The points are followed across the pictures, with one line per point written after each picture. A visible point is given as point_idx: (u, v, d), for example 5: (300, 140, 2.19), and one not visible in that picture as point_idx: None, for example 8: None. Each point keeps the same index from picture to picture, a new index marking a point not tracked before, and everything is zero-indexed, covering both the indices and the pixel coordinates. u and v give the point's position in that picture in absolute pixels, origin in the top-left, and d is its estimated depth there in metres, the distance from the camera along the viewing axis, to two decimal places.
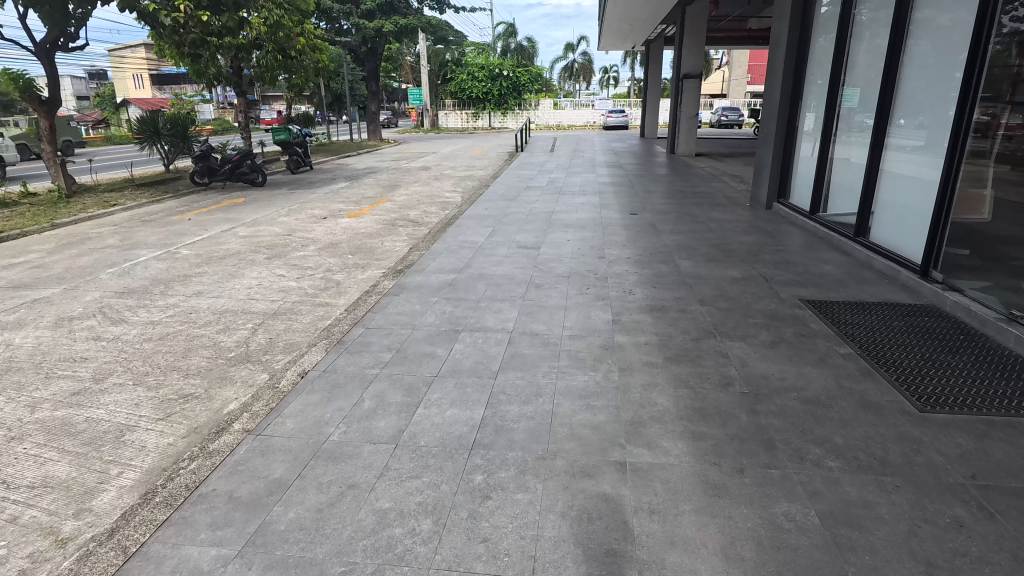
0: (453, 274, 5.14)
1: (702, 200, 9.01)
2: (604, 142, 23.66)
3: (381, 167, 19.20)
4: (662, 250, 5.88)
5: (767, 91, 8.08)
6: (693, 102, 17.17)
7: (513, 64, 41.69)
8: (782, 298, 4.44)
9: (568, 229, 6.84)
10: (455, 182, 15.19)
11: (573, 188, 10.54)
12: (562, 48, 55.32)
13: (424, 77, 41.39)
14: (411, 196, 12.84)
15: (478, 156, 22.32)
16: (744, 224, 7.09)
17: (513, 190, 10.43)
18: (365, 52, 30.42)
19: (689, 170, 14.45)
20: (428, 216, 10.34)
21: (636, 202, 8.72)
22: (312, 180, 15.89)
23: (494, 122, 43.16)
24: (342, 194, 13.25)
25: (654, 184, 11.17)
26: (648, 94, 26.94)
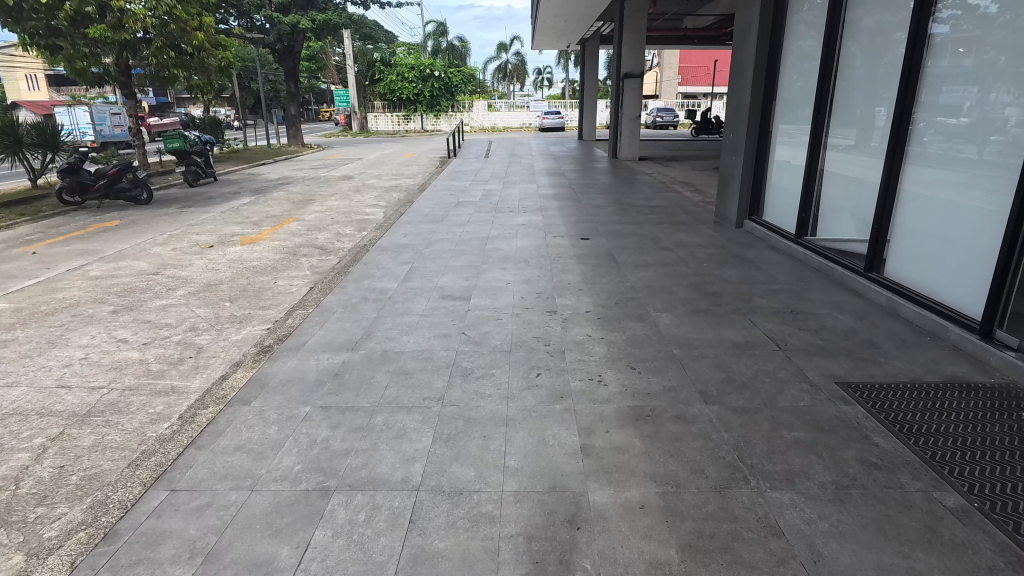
0: (342, 351, 3.58)
1: (659, 216, 7.77)
2: (541, 146, 22.47)
3: (297, 177, 17.15)
4: (629, 296, 4.52)
5: (734, 89, 6.92)
6: (635, 104, 16.10)
7: (445, 64, 40.05)
8: (811, 380, 3.13)
9: (505, 266, 5.39)
10: (379, 195, 13.49)
11: (511, 203, 9.11)
12: (495, 49, 54.04)
13: (350, 77, 39.11)
14: (323, 214, 11.04)
15: (408, 163, 20.55)
16: (717, 252, 5.85)
17: (441, 206, 8.91)
18: (282, 51, 28.02)
19: (634, 177, 13.32)
20: (340, 241, 8.66)
21: (584, 223, 7.37)
22: (212, 195, 13.77)
23: (427, 124, 41.33)
24: (242, 213, 11.31)
25: (601, 197, 9.89)
26: (585, 96, 25.95)
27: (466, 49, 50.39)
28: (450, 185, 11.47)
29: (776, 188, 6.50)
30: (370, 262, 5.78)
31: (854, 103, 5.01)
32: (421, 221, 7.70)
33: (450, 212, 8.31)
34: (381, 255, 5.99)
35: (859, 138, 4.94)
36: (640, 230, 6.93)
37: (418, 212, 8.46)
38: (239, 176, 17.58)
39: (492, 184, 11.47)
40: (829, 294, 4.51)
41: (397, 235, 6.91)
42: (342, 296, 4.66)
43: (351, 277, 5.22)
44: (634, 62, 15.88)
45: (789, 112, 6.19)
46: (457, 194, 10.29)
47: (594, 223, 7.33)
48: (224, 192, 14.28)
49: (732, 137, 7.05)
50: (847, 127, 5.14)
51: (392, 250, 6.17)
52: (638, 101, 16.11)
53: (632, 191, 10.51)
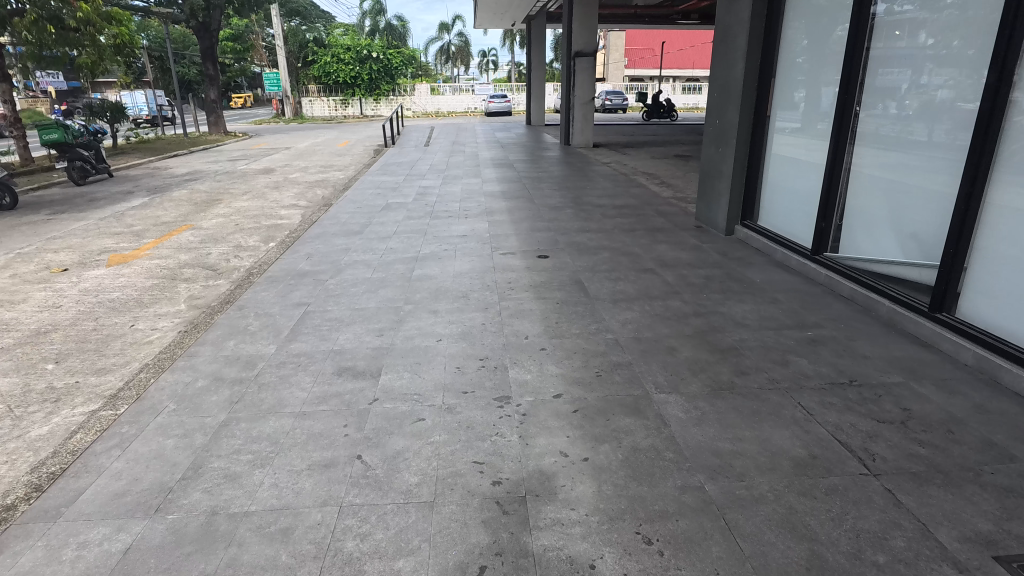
0: (134, 522, 2.02)
1: (630, 220, 6.40)
2: (487, 132, 20.85)
3: (208, 172, 14.98)
4: (613, 360, 3.11)
5: (722, 65, 5.60)
6: (587, 86, 14.72)
7: (383, 45, 37.66)
8: (952, 554, 1.82)
9: (438, 305, 3.91)
10: (299, 193, 11.64)
11: (450, 204, 7.56)
12: (436, 30, 51.60)
13: (280, 59, 36.19)
14: (226, 219, 9.19)
15: (340, 152, 18.58)
16: (715, 275, 4.52)
17: (365, 210, 7.28)
18: (197, 29, 25.17)
19: (590, 166, 11.94)
20: (237, 259, 6.93)
21: (540, 231, 5.94)
22: (97, 196, 11.58)
23: (366, 109, 38.88)
24: (124, 219, 9.29)
25: (556, 192, 8.46)
26: (531, 78, 24.42)
27: (406, 30, 47.82)
28: (382, 180, 9.81)
29: (774, 187, 5.26)
30: (252, 302, 4.17)
31: (903, 80, 3.75)
32: (335, 233, 6.08)
33: (375, 219, 6.71)
34: (270, 290, 4.37)
35: (912, 128, 3.68)
36: (610, 241, 5.55)
37: (334, 218, 6.82)
38: (141, 170, 15.26)
39: (431, 178, 9.87)
40: (889, 349, 3.23)
41: (298, 255, 5.27)
42: (185, 376, 3.07)
43: (213, 334, 3.60)
44: (585, 39, 14.45)
45: (792, 93, 4.94)
46: (386, 191, 8.66)
47: (553, 232, 5.90)
48: (114, 191, 12.10)
49: (716, 124, 5.76)
50: (889, 113, 3.88)
51: (285, 282, 4.56)
52: (589, 83, 14.74)
53: (590, 184, 9.16)
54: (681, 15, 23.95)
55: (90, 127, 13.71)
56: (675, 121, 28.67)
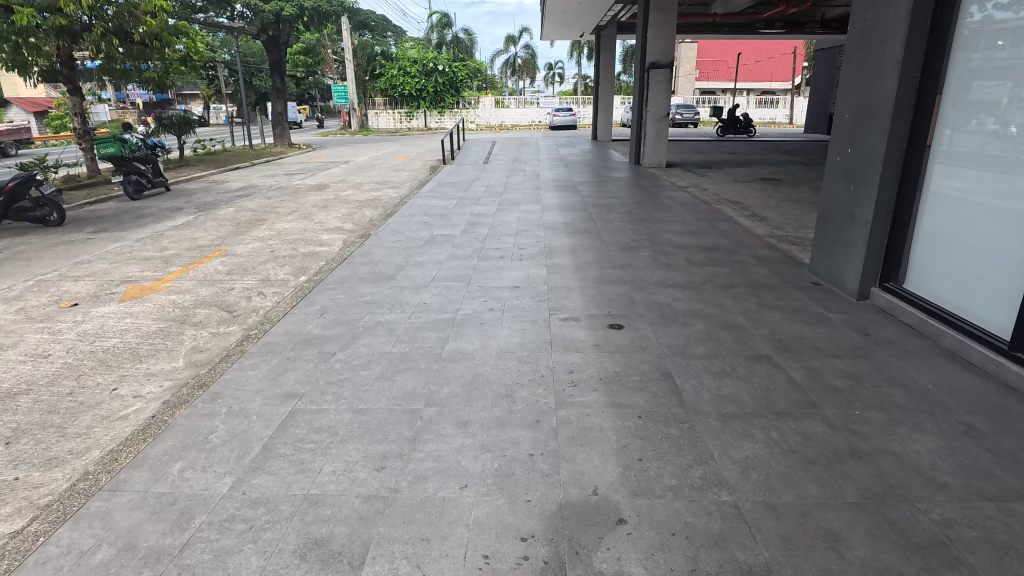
0: None
1: (724, 270, 5.11)
2: (550, 148, 19.77)
3: (262, 187, 14.58)
4: (736, 559, 1.91)
5: (861, 79, 4.28)
6: (662, 100, 13.40)
7: (448, 58, 37.35)
8: None
9: (470, 413, 2.79)
10: (347, 214, 10.90)
11: (503, 238, 6.47)
12: (502, 42, 51.13)
13: (349, 72, 36.53)
14: (262, 245, 8.48)
15: (398, 167, 17.95)
16: (863, 375, 3.19)
17: (405, 243, 6.30)
18: (266, 42, 25.40)
19: (663, 189, 10.62)
20: (258, 299, 6.08)
21: (612, 284, 4.75)
22: (144, 212, 11.25)
23: (431, 122, 38.72)
24: (161, 241, 8.72)
25: (628, 223, 7.22)
26: (600, 91, 23.20)
27: (473, 43, 47.56)
28: (432, 204, 8.88)
29: (931, 238, 3.96)
30: (232, 387, 3.20)
31: None
32: (363, 277, 5.10)
33: (413, 257, 5.70)
34: (262, 368, 3.40)
35: None
36: (704, 303, 4.29)
37: (368, 255, 5.85)
38: (198, 184, 15.05)
39: (485, 203, 8.85)
40: None
41: (311, 311, 4.30)
42: (86, 540, 2.08)
43: (158, 448, 2.62)
44: (661, 48, 13.09)
45: (963, 117, 3.69)
46: (434, 219, 7.67)
47: (627, 286, 4.70)
48: (163, 207, 11.75)
49: (843, 157, 4.53)
50: None
51: (283, 354, 3.57)
52: (665, 96, 13.38)
53: (667, 214, 7.88)
54: (764, 23, 22.13)
55: (147, 141, 13.58)
56: (753, 136, 26.71)
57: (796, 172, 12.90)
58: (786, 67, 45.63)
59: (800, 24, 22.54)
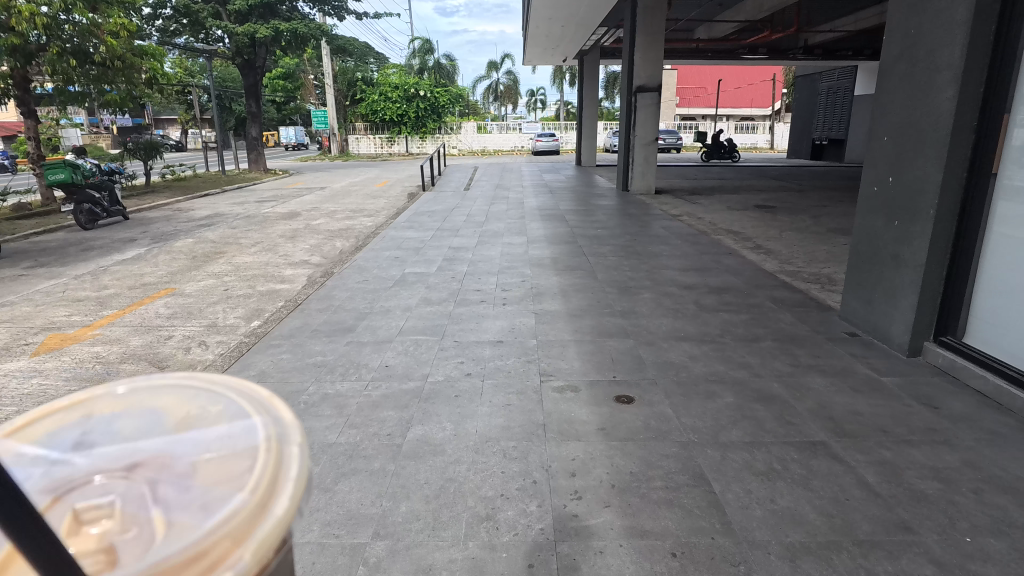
0: None
1: (741, 318, 4.38)
2: (534, 174, 19.20)
3: (229, 215, 13.72)
4: None
5: (907, 95, 3.61)
6: (650, 125, 12.87)
7: (430, 83, 36.96)
8: None
9: (433, 553, 1.98)
10: (316, 245, 10.06)
11: (484, 277, 5.69)
12: (485, 68, 51.12)
13: (329, 97, 35.98)
14: (216, 282, 7.61)
15: (375, 195, 17.18)
16: (954, 474, 2.43)
17: (371, 284, 5.49)
18: (241, 66, 24.69)
19: (656, 217, 9.97)
20: (197, 351, 5.20)
21: (613, 338, 3.97)
22: (93, 243, 10.31)
23: (412, 147, 38.19)
24: (102, 279, 7.79)
25: (623, 257, 6.50)
26: (584, 116, 22.79)
27: (455, 68, 47.44)
28: (407, 236, 8.08)
29: (1000, 285, 3.27)
30: None
31: None
32: (316, 330, 4.27)
33: (378, 303, 4.90)
34: None
35: None
36: (727, 364, 3.53)
37: (326, 299, 5.03)
38: (160, 212, 14.12)
39: (465, 235, 8.10)
40: None
41: (244, 379, 3.46)
42: None
43: None
44: (649, 71, 12.57)
45: None
46: (407, 254, 6.88)
47: (632, 340, 3.93)
48: (116, 238, 10.79)
49: (878, 190, 3.91)
50: None
51: None
52: (653, 120, 12.84)
53: (664, 246, 7.18)
54: (747, 48, 21.99)
55: (99, 166, 12.59)
56: (737, 162, 26.50)
57: (791, 199, 12.38)
58: (766, 94, 46.10)
59: (783, 50, 22.44)
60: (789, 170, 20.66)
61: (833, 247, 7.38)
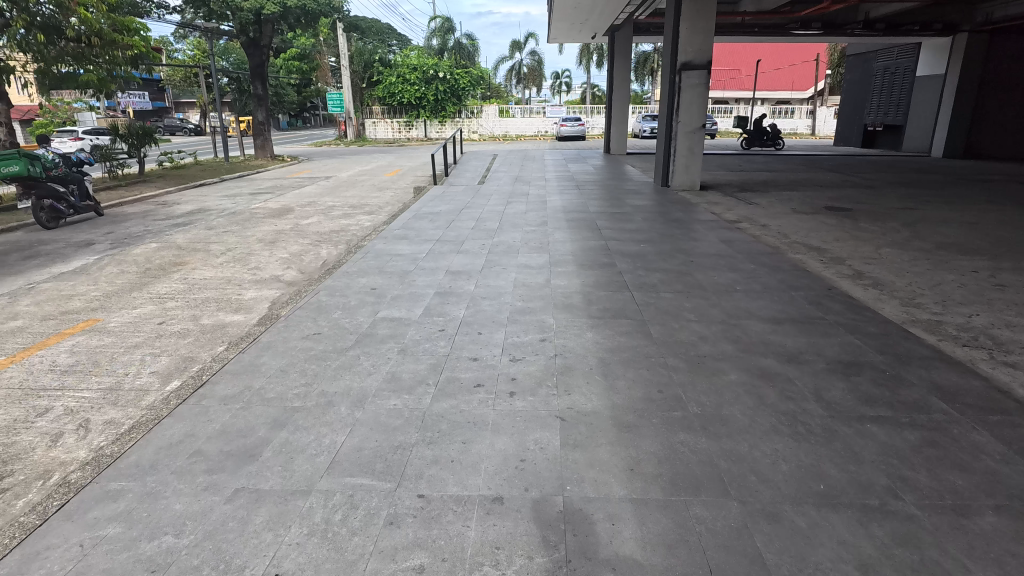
0: None
1: (908, 442, 2.60)
2: (558, 163, 17.34)
3: (214, 211, 12.21)
4: None
5: None
6: (696, 110, 10.94)
7: (450, 65, 35.00)
8: None
9: None
10: (295, 255, 8.42)
11: (487, 331, 3.95)
12: (508, 48, 48.82)
13: (344, 79, 34.35)
14: (155, 310, 6.02)
15: (382, 186, 15.55)
16: None
17: (323, 344, 3.76)
18: (246, 45, 23.09)
19: (707, 222, 8.10)
20: (70, 441, 3.25)
21: (700, 496, 2.22)
22: (42, 249, 8.85)
23: (430, 132, 36.41)
24: (17, 303, 6.27)
25: (680, 295, 4.71)
26: (613, 99, 20.75)
27: (476, 48, 45.30)
28: (397, 252, 6.34)
29: None
30: None
31: None
32: (199, 453, 2.58)
33: (320, 386, 3.19)
34: None
35: None
36: None
37: (246, 377, 3.34)
38: (140, 207, 12.71)
39: (472, 250, 6.33)
40: None
41: None
42: None
43: None
44: (696, 46, 10.57)
45: None
46: (389, 284, 5.13)
47: (734, 504, 2.19)
48: (73, 242, 9.31)
49: None
50: None
51: None
52: (699, 104, 10.90)
53: (731, 273, 5.36)
54: (798, 22, 19.67)
55: (58, 151, 10.97)
56: (781, 149, 24.21)
57: (865, 199, 10.37)
58: (808, 75, 43.03)
59: (839, 24, 20.08)
60: (845, 160, 18.40)
61: (959, 275, 5.49)
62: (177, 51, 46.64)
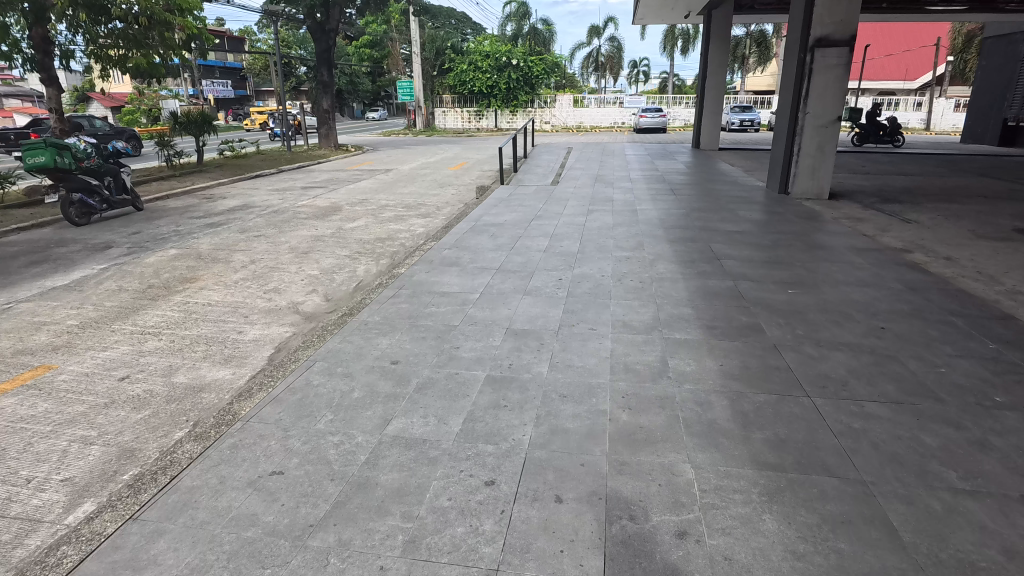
0: None
1: None
2: (640, 159, 15.25)
3: (257, 208, 11.03)
4: None
5: None
6: (832, 97, 8.65)
7: (524, 51, 33.18)
8: None
9: None
10: (327, 272, 6.92)
11: (571, 493, 2.15)
12: (586, 34, 46.38)
13: (415, 67, 33.28)
14: (125, 355, 4.60)
15: (443, 183, 13.98)
16: None
17: (271, 512, 2.09)
18: (313, 29, 22.16)
19: (865, 248, 5.94)
20: None
21: None
22: (54, 252, 7.82)
23: (501, 122, 34.79)
24: None
25: (903, 410, 2.75)
26: (706, 87, 18.31)
27: (552, 34, 43.24)
28: (439, 288, 4.60)
29: None
30: None
31: None
32: None
33: None
34: None
35: None
36: None
37: None
38: (182, 202, 11.73)
39: (544, 290, 4.51)
40: None
41: None
42: None
43: None
44: (839, 16, 8.28)
45: None
46: (420, 353, 3.40)
47: None
48: (90, 245, 8.26)
49: None
50: None
51: None
52: (836, 90, 8.61)
53: (964, 358, 3.31)
54: None
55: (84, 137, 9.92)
56: (901, 147, 20.93)
57: None
58: (925, 61, 38.18)
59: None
60: (994, 160, 15.26)
61: None
62: (257, 40, 47.23)
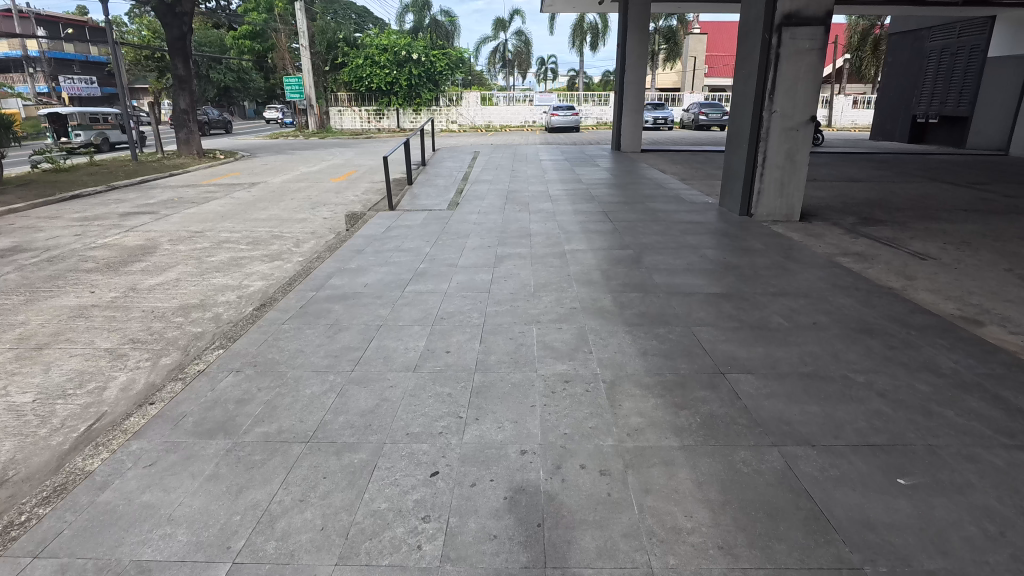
0: None
1: None
2: (558, 166, 12.96)
3: (30, 253, 7.69)
4: None
5: None
6: (804, 91, 6.68)
7: (425, 44, 30.34)
8: None
9: None
10: (47, 394, 3.98)
11: None
12: (492, 29, 44.05)
13: (303, 61, 29.50)
14: None
15: (317, 203, 11.04)
16: None
17: None
18: (161, 12, 18.20)
19: (919, 321, 3.85)
20: None
21: None
22: None
23: (403, 122, 31.73)
24: None
25: None
26: (626, 82, 16.35)
27: (456, 28, 40.56)
28: (137, 546, 1.92)
29: None
30: None
31: None
32: None
33: None
34: None
35: None
36: None
37: None
38: None
39: (391, 535, 1.94)
40: None
41: None
42: None
43: None
44: None
45: None
46: None
47: None
48: None
49: None
50: None
51: None
52: (809, 83, 6.65)
53: None
54: None
55: None
56: (821, 146, 20.02)
57: None
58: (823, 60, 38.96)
59: None
60: (928, 159, 14.26)
61: None
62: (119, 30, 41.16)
